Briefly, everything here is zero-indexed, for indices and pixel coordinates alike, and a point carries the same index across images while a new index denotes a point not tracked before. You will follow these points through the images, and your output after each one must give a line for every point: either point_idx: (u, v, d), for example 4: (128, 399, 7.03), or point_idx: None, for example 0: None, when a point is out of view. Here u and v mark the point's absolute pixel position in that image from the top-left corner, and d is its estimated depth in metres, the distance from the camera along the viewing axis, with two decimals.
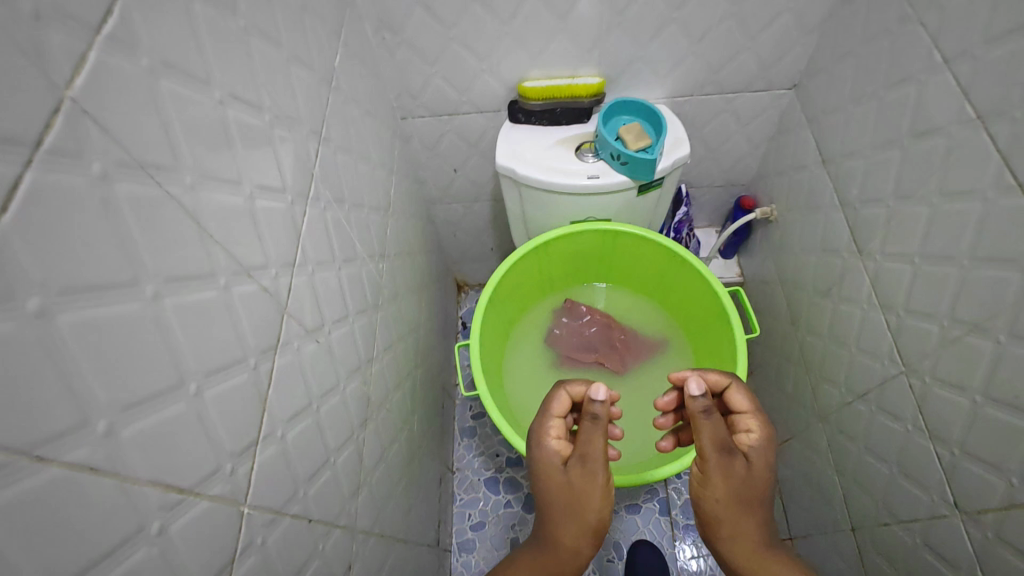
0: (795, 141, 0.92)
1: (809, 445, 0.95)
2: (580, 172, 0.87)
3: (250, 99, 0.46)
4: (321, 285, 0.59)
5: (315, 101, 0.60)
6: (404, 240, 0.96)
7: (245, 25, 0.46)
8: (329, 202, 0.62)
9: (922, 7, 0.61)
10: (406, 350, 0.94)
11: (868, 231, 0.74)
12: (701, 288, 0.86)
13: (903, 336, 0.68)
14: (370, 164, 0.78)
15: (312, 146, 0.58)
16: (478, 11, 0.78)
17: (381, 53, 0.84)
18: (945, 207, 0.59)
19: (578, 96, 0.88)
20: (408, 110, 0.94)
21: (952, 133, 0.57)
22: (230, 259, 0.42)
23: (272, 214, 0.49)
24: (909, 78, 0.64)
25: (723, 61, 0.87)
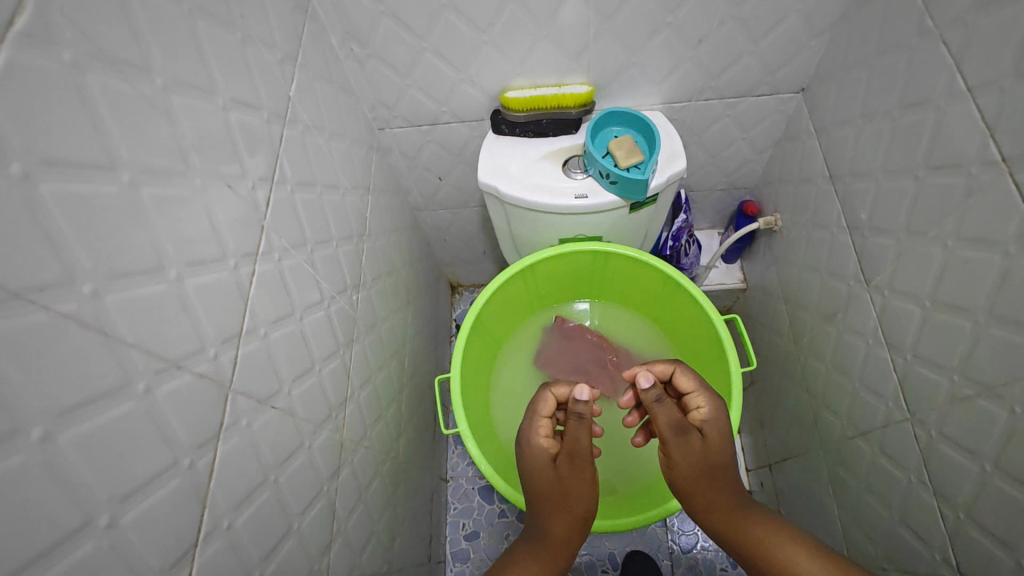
0: (802, 150, 0.85)
1: (808, 470, 0.91)
2: (567, 190, 0.81)
3: (175, 166, 0.41)
4: (277, 345, 0.55)
5: (262, 144, 0.54)
6: (384, 260, 0.91)
7: (164, 82, 0.41)
8: (285, 250, 0.58)
9: (944, 23, 0.53)
10: (389, 376, 0.90)
11: (874, 262, 0.68)
12: (697, 315, 0.82)
13: (909, 382, 0.63)
14: (338, 191, 0.72)
15: (259, 196, 0.53)
16: (452, 19, 0.71)
17: (350, 64, 0.77)
18: (960, 255, 0.53)
19: (565, 106, 0.82)
20: (384, 121, 0.88)
21: (973, 173, 0.51)
22: (152, 358, 0.38)
23: (208, 290, 0.44)
24: (925, 103, 0.57)
25: (723, 67, 0.79)
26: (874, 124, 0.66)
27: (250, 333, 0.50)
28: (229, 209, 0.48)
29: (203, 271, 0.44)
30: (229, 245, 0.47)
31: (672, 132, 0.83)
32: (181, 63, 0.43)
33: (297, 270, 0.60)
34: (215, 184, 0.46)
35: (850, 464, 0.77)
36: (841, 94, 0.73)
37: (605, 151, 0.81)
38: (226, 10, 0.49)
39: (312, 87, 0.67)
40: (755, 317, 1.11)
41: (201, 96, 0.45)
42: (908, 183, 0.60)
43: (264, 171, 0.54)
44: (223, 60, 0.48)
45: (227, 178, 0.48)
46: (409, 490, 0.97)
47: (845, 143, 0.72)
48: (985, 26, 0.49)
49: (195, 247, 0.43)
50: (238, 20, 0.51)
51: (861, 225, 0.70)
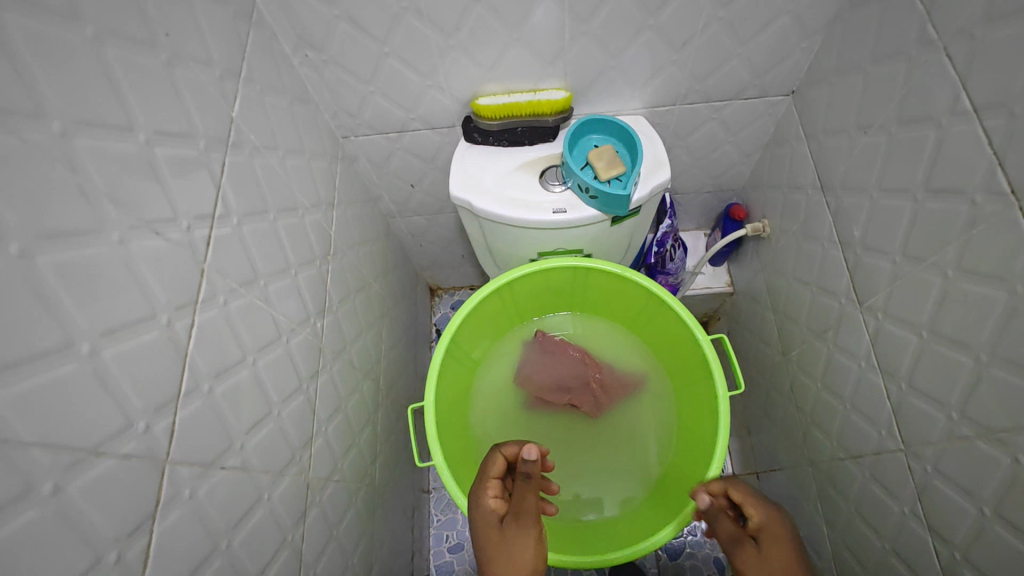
0: (792, 156, 0.81)
1: (797, 484, 0.89)
2: (545, 205, 0.76)
3: (83, 223, 0.36)
4: (226, 398, 0.50)
5: (199, 176, 0.49)
6: (353, 277, 0.86)
7: (64, 125, 0.35)
8: (232, 291, 0.52)
9: (948, 34, 0.49)
10: (362, 399, 0.86)
11: (867, 283, 0.65)
12: (682, 331, 0.78)
13: (903, 412, 0.60)
14: (296, 214, 0.67)
15: (197, 236, 0.47)
16: (414, 23, 0.65)
17: (306, 72, 0.71)
18: (961, 288, 0.50)
19: (542, 113, 0.76)
20: (348, 129, 0.82)
21: (976, 202, 0.47)
22: (60, 451, 0.33)
23: (131, 359, 0.39)
24: (925, 119, 0.53)
25: (709, 70, 0.74)
26: (869, 136, 0.61)
27: (190, 393, 0.45)
28: (157, 259, 0.42)
29: (123, 338, 0.38)
30: (158, 300, 0.42)
31: (656, 139, 0.78)
32: (86, 102, 0.37)
33: (248, 310, 0.55)
34: (136, 234, 0.40)
35: (841, 486, 0.74)
36: (833, 101, 0.68)
37: (585, 163, 0.76)
38: (146, 30, 0.43)
39: (260, 103, 0.60)
40: (743, 323, 1.08)
41: (113, 136, 0.39)
42: (905, 205, 0.56)
43: (203, 208, 0.49)
44: (144, 88, 0.42)
45: (153, 224, 0.42)
46: (387, 514, 0.94)
47: (838, 153, 0.68)
48: (994, 42, 0.44)
49: (112, 313, 0.38)
50: (162, 39, 0.45)
51: (854, 242, 0.66)
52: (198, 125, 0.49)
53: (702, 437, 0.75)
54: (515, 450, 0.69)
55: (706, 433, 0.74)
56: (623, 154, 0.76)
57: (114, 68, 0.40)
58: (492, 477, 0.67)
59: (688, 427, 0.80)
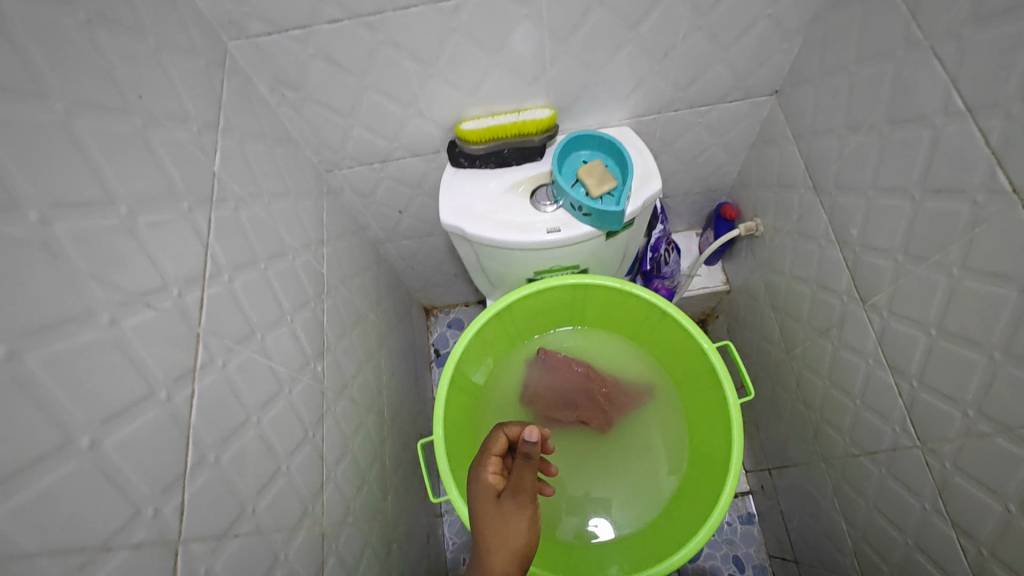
0: (780, 155, 0.80)
1: (811, 480, 0.89)
2: (538, 225, 0.75)
3: (72, 310, 0.34)
4: (233, 464, 0.48)
5: (189, 238, 0.47)
6: (349, 312, 0.84)
7: (45, 211, 0.33)
8: (231, 351, 0.50)
9: (934, 34, 0.48)
10: (368, 436, 0.84)
11: (868, 281, 0.65)
12: (687, 341, 0.77)
13: (916, 409, 0.59)
14: (287, 259, 0.65)
15: (190, 301, 0.45)
16: (392, 54, 0.64)
17: (284, 111, 0.69)
18: (969, 286, 0.50)
19: (527, 133, 0.75)
20: (331, 163, 0.81)
21: (979, 201, 0.47)
22: (67, 557, 0.32)
23: (133, 444, 0.37)
24: (916, 119, 0.52)
25: (692, 77, 0.73)
26: (860, 136, 0.61)
27: (195, 467, 0.43)
28: (151, 333, 0.40)
29: (122, 425, 0.36)
30: (156, 376, 0.40)
31: (645, 150, 0.77)
32: (69, 182, 0.35)
33: (249, 367, 0.53)
34: (128, 311, 0.38)
35: (857, 483, 0.74)
36: (820, 101, 0.68)
37: (575, 180, 0.75)
38: (120, 95, 0.42)
39: (242, 151, 0.59)
40: (743, 320, 1.08)
41: (97, 211, 0.37)
42: (904, 204, 0.56)
43: (195, 270, 0.47)
44: (124, 156, 0.41)
45: (144, 296, 0.40)
46: (402, 547, 0.92)
47: (828, 153, 0.68)
48: (983, 41, 0.44)
49: (109, 400, 0.36)
50: (138, 102, 0.43)
51: (852, 241, 0.66)
52: (182, 184, 0.47)
53: (716, 446, 0.75)
54: (517, 429, 0.66)
55: (720, 442, 0.74)
56: (612, 169, 0.75)
57: (92, 140, 0.38)
58: (494, 453, 0.63)
59: (700, 436, 0.79)
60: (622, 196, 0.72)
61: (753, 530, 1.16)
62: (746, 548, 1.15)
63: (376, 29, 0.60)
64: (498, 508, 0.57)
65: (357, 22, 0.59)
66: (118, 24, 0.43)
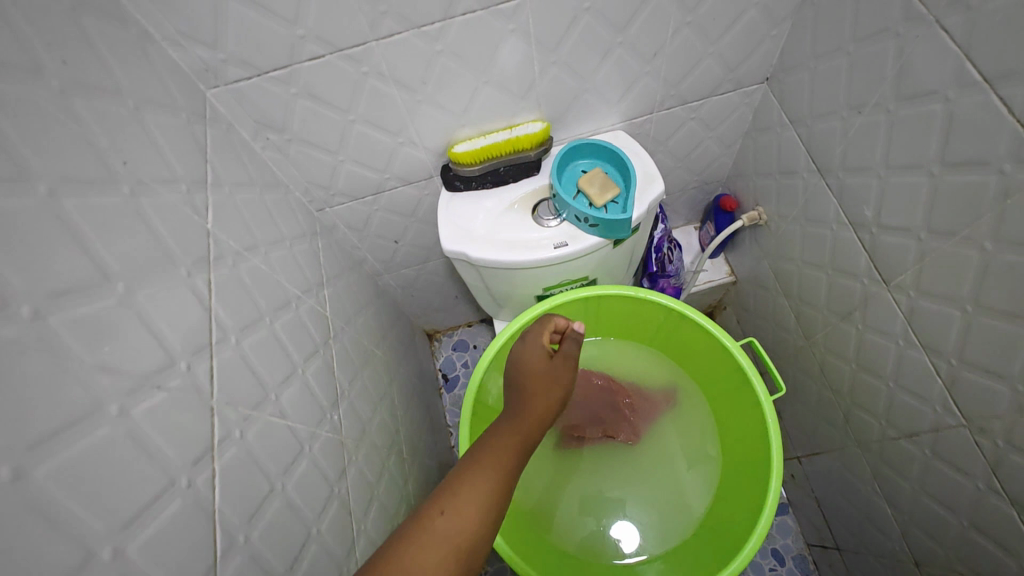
0: (778, 142, 0.79)
1: (847, 466, 0.87)
2: (544, 242, 0.73)
3: (76, 410, 0.31)
4: (264, 540, 0.45)
5: (190, 304, 0.44)
6: (357, 352, 0.81)
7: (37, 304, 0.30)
8: (247, 419, 0.47)
9: (938, 6, 0.47)
10: (391, 478, 0.81)
11: (889, 262, 0.63)
12: (709, 342, 0.75)
13: (958, 388, 0.58)
14: (291, 308, 0.62)
15: (200, 373, 0.42)
16: (378, 84, 0.61)
17: (270, 155, 0.67)
18: (1004, 259, 0.48)
19: (522, 148, 0.73)
20: (322, 201, 0.78)
21: (1007, 172, 0.45)
22: None
23: (159, 544, 0.34)
24: (925, 94, 0.51)
25: (683, 73, 0.72)
26: (866, 115, 0.60)
27: (226, 554, 0.40)
28: (163, 418, 0.37)
29: (144, 527, 0.33)
30: (173, 464, 0.37)
31: (643, 152, 0.76)
32: (61, 269, 0.32)
33: (267, 433, 0.49)
34: (136, 398, 0.35)
35: (899, 465, 0.73)
36: (816, 84, 0.66)
37: (577, 192, 0.73)
38: (105, 164, 0.39)
39: (233, 203, 0.56)
40: (753, 310, 1.06)
41: (92, 294, 0.34)
42: (922, 181, 0.54)
43: (202, 339, 0.44)
44: (116, 230, 0.38)
45: (152, 377, 0.37)
46: None
47: (832, 136, 0.66)
48: (993, 11, 0.42)
49: (124, 503, 0.32)
50: (124, 169, 0.40)
51: (868, 222, 0.65)
52: (178, 250, 0.44)
53: (753, 446, 0.73)
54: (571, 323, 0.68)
55: (757, 442, 0.71)
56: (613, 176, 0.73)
57: (82, 220, 0.35)
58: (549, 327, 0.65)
59: (734, 438, 0.77)
60: (627, 203, 0.71)
61: (788, 520, 1.14)
62: (783, 539, 1.13)
63: (359, 61, 0.58)
64: (542, 366, 0.57)
65: (338, 55, 0.57)
66: (94, 88, 0.40)
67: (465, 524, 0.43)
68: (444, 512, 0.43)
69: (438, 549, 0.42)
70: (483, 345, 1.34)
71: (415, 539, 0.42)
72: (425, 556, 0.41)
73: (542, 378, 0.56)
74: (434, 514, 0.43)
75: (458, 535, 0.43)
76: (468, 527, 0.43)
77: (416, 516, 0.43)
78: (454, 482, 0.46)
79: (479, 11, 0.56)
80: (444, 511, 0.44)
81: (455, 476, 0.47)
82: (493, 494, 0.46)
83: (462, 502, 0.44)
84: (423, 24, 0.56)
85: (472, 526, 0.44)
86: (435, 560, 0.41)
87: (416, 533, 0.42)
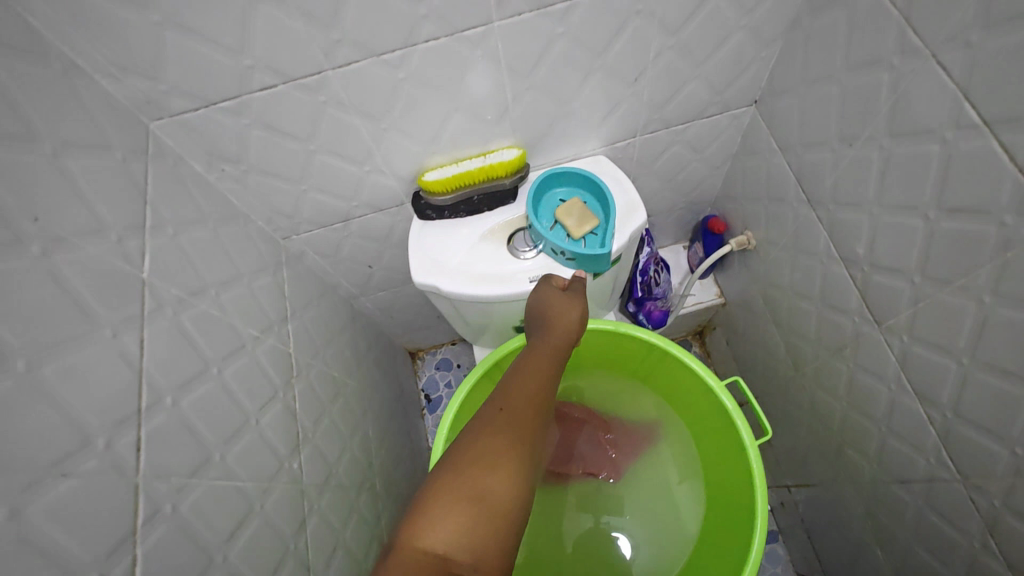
0: (767, 168, 0.75)
1: (837, 502, 0.84)
2: (520, 274, 0.70)
3: None
4: None
5: (114, 370, 0.40)
6: (325, 386, 0.77)
7: None
8: (181, 490, 0.44)
9: (935, 42, 0.43)
10: (362, 518, 0.77)
11: (881, 303, 0.60)
12: (691, 378, 0.72)
13: (953, 441, 0.54)
14: (245, 352, 0.58)
15: (120, 449, 0.38)
16: (337, 114, 0.57)
17: (225, 186, 0.63)
18: (1000, 315, 0.45)
19: (497, 176, 0.69)
20: (288, 229, 0.74)
21: (1008, 224, 0.42)
22: None
23: None
24: (920, 133, 0.47)
25: (666, 98, 0.68)
26: (858, 149, 0.56)
27: None
28: (67, 511, 0.34)
29: None
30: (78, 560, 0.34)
31: (625, 179, 0.72)
32: None
33: (206, 501, 0.46)
34: (31, 495, 0.32)
35: (892, 510, 0.69)
36: (806, 112, 0.63)
37: (554, 223, 0.70)
38: (3, 224, 0.35)
39: (177, 244, 0.52)
40: (743, 334, 1.03)
41: None
42: (916, 224, 0.51)
43: (126, 409, 0.40)
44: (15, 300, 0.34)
45: (55, 466, 0.34)
46: None
47: (822, 167, 0.62)
48: (994, 51, 0.39)
49: None
50: (31, 226, 0.36)
51: (859, 260, 0.61)
52: (101, 311, 0.40)
53: (739, 489, 0.69)
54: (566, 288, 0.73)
55: (741, 487, 0.68)
56: (592, 205, 0.70)
57: None
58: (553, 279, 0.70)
59: (718, 478, 0.74)
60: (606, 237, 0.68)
61: (778, 548, 1.11)
62: (774, 568, 1.10)
63: (316, 90, 0.54)
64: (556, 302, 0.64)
65: (292, 85, 0.53)
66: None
67: (518, 431, 0.51)
68: (501, 425, 0.50)
69: (504, 452, 0.48)
70: (467, 364, 1.30)
71: (484, 447, 0.49)
72: (491, 461, 0.47)
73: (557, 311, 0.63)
74: (493, 427, 0.50)
75: (517, 440, 0.50)
76: (522, 433, 0.51)
77: (475, 430, 0.50)
78: (501, 403, 0.53)
79: (444, 38, 0.52)
80: (499, 425, 0.50)
81: (500, 399, 0.53)
82: (535, 407, 0.53)
83: (517, 412, 0.52)
84: (383, 53, 0.52)
85: (525, 432, 0.51)
86: (503, 457, 0.48)
87: (482, 440, 0.49)
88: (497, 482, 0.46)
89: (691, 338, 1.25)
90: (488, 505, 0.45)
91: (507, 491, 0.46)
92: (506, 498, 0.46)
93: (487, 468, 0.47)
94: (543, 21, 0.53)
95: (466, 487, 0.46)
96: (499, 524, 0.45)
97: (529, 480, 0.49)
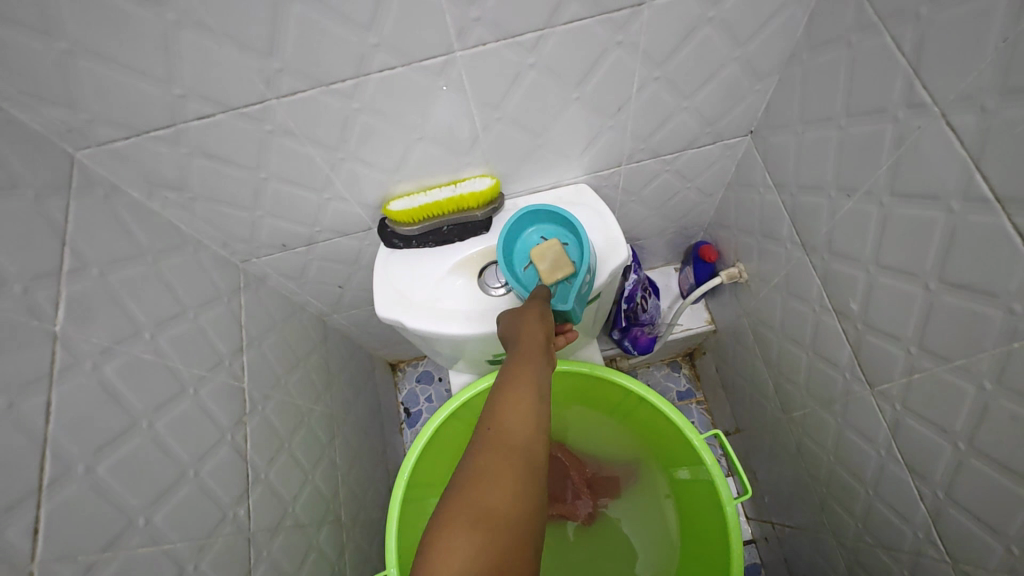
0: (760, 203, 0.70)
1: (821, 551, 0.80)
2: (489, 313, 0.65)
3: None
4: None
5: (10, 446, 0.36)
6: (285, 417, 0.73)
7: None
8: (90, 569, 0.40)
9: (945, 100, 0.39)
10: (321, 556, 0.74)
11: (873, 364, 0.55)
12: (669, 428, 0.67)
13: (944, 522, 0.50)
14: (186, 397, 0.54)
15: (11, 537, 0.35)
16: (288, 143, 0.53)
17: (171, 213, 0.58)
18: (1000, 406, 0.40)
19: (468, 206, 0.65)
20: (247, 253, 0.69)
21: (1014, 312, 0.37)
22: None
23: None
24: (923, 196, 0.42)
25: (653, 128, 0.63)
26: (855, 201, 0.51)
27: None
28: None
29: None
30: None
31: (608, 213, 0.67)
32: None
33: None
34: None
35: (876, 574, 0.65)
36: (803, 152, 0.58)
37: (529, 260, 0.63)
38: None
39: (103, 286, 0.48)
40: (732, 364, 0.98)
41: None
42: (914, 291, 0.46)
43: (23, 488, 0.36)
44: None
45: None
46: None
47: (818, 213, 0.58)
48: (1010, 121, 0.34)
49: None
50: None
51: (853, 316, 0.56)
52: None
53: (714, 549, 0.65)
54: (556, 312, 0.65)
55: (717, 547, 0.64)
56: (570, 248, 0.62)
57: None
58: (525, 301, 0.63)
59: (694, 530, 0.70)
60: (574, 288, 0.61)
61: None
62: None
63: (261, 119, 0.49)
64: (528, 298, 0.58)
65: (233, 114, 0.48)
66: None
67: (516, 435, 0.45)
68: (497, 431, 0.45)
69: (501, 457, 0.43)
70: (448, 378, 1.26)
71: (484, 460, 0.43)
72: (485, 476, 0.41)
73: (528, 304, 0.57)
74: (488, 440, 0.44)
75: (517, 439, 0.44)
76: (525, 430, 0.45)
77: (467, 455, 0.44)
78: (488, 417, 0.47)
79: (399, 68, 0.47)
80: (493, 436, 0.44)
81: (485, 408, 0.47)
82: (528, 404, 0.47)
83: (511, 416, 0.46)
84: (332, 82, 0.47)
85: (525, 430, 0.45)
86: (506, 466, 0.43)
87: (475, 456, 0.43)
88: (496, 491, 0.40)
89: (680, 359, 1.20)
90: (500, 520, 0.39)
91: (511, 498, 0.40)
92: (510, 506, 0.40)
93: (492, 481, 0.41)
94: (511, 51, 0.48)
95: (474, 509, 0.39)
96: (511, 535, 0.38)
97: (542, 481, 0.42)
